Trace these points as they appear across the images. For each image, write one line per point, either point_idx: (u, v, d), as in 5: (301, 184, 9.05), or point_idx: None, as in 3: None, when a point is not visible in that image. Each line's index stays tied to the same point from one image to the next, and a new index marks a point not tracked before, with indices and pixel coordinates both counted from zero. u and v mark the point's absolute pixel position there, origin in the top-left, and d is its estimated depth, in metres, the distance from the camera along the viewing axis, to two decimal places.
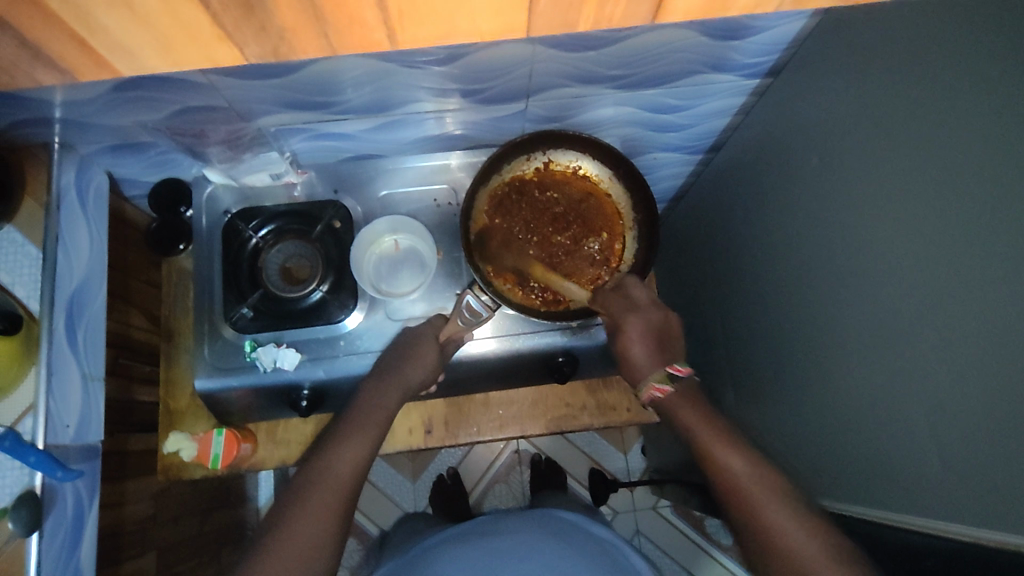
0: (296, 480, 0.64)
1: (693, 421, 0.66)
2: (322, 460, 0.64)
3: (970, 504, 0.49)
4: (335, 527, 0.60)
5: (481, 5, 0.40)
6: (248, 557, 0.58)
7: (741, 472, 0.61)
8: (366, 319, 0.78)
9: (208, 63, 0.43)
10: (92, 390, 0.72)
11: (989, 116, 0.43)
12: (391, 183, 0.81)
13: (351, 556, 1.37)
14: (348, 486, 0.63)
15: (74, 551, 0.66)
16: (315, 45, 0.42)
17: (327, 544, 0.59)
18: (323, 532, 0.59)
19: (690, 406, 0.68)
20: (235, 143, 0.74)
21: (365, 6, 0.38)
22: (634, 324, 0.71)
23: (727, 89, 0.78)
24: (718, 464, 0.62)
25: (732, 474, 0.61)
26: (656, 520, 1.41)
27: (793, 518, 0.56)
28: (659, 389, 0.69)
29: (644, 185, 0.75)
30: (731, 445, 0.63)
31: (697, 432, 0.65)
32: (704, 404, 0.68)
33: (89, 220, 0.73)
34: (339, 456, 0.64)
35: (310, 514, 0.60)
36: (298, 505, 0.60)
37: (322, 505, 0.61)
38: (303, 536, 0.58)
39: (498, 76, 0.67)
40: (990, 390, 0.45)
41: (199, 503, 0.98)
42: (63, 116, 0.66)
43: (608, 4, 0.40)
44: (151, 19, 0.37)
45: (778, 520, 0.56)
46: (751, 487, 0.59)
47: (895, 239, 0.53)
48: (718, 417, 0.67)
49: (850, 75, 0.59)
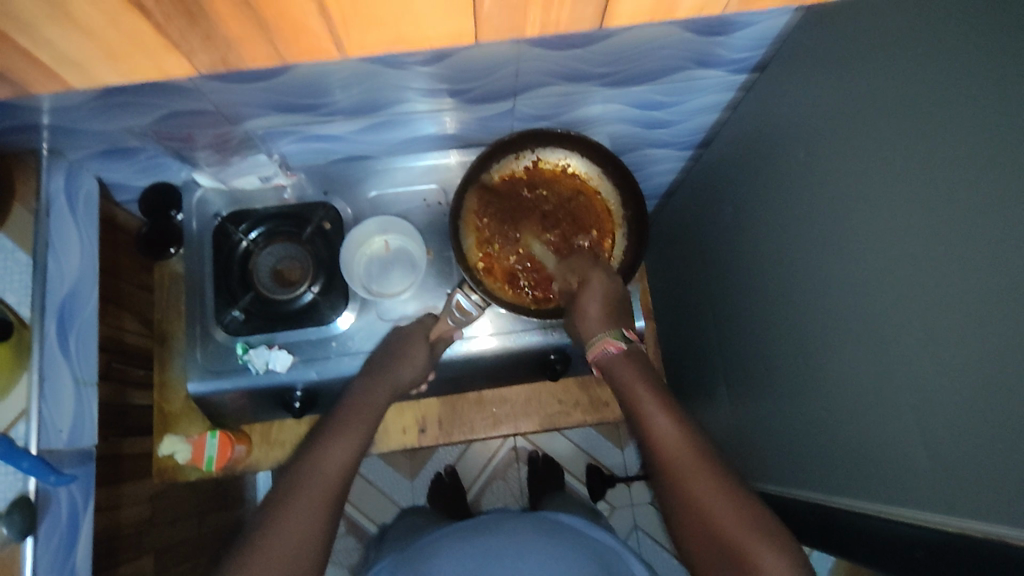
0: (286, 479, 0.64)
1: (635, 386, 0.68)
2: (311, 457, 0.65)
3: (959, 495, 0.49)
4: (323, 522, 0.61)
5: (427, 11, 0.40)
6: (237, 555, 0.57)
7: (676, 441, 0.63)
8: (357, 319, 0.78)
9: (159, 74, 0.43)
10: (84, 394, 0.72)
11: (974, 108, 0.44)
12: (381, 184, 0.81)
13: (350, 555, 1.37)
14: (339, 481, 0.64)
15: (69, 554, 0.66)
16: (264, 53, 0.42)
17: (314, 539, 0.59)
18: (310, 526, 0.60)
19: (635, 371, 0.69)
20: (223, 147, 0.74)
21: (309, 13, 0.38)
22: (597, 284, 0.72)
23: (715, 84, 0.78)
24: (650, 425, 0.65)
25: (667, 442, 0.63)
26: (654, 515, 1.41)
27: (716, 485, 0.60)
28: (614, 345, 0.70)
29: (633, 183, 0.75)
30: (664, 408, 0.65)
31: (633, 391, 0.67)
32: (645, 366, 0.70)
33: (78, 225, 0.74)
34: (328, 453, 0.65)
35: (299, 509, 0.60)
36: (290, 500, 0.61)
37: (313, 498, 0.61)
38: (292, 532, 0.59)
39: (484, 76, 0.68)
40: (976, 382, 0.45)
41: (196, 505, 0.98)
42: (51, 122, 0.66)
43: (552, 8, 0.41)
44: (95, 30, 0.37)
45: (702, 486, 0.60)
46: (684, 458, 0.62)
47: (882, 232, 0.53)
48: (658, 382, 0.69)
49: (834, 70, 0.59)
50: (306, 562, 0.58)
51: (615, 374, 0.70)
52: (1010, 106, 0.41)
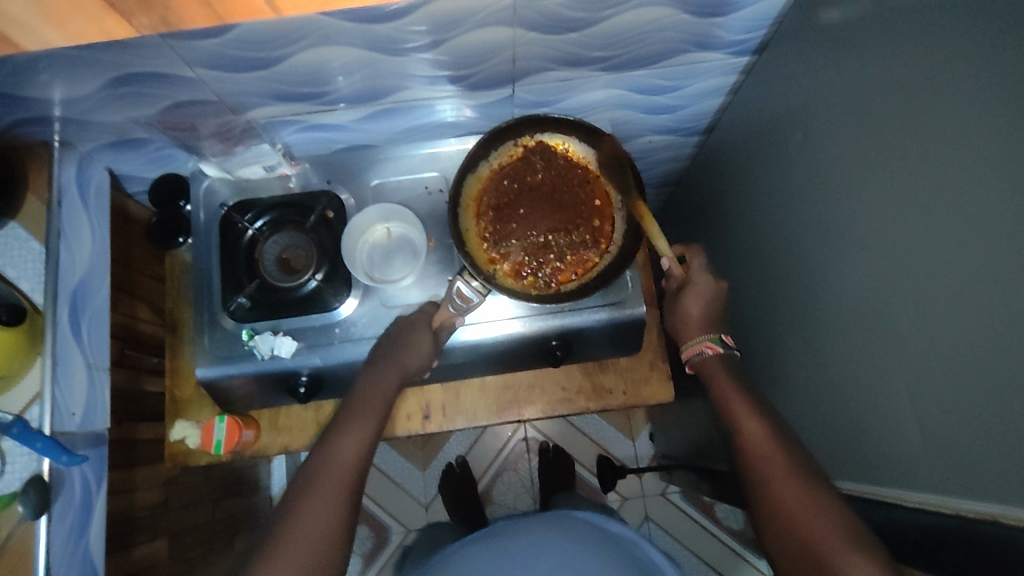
0: (299, 472, 0.66)
1: (731, 399, 0.70)
2: (324, 452, 0.66)
3: (953, 478, 0.49)
4: (342, 516, 0.62)
5: None
6: (260, 556, 0.59)
7: (771, 458, 0.63)
8: (361, 306, 0.79)
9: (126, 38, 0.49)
10: (96, 378, 0.75)
11: (973, 73, 0.42)
12: (383, 172, 0.82)
13: (362, 543, 1.39)
14: (353, 474, 0.65)
15: (83, 534, 0.68)
16: (202, 15, 0.50)
17: (331, 544, 0.60)
18: (330, 523, 0.61)
19: (741, 392, 0.71)
20: (227, 136, 0.75)
21: None
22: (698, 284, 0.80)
23: (717, 68, 0.77)
24: (744, 437, 0.67)
25: (759, 448, 0.65)
26: (665, 506, 1.41)
27: (813, 499, 0.58)
28: (711, 347, 0.76)
29: (630, 166, 0.74)
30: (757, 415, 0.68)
31: (730, 406, 0.70)
32: (739, 378, 0.73)
33: (90, 215, 0.76)
34: (340, 447, 0.67)
35: (316, 510, 0.61)
36: (305, 498, 0.62)
37: (327, 493, 0.63)
38: (311, 530, 0.60)
39: (482, 61, 0.68)
40: (971, 363, 0.45)
41: (210, 491, 1.00)
42: (62, 114, 0.68)
43: None
44: None
45: (798, 503, 0.59)
46: (777, 475, 0.62)
47: (884, 212, 0.52)
48: (750, 391, 0.72)
49: (834, 47, 0.57)
50: (325, 564, 0.59)
51: (711, 381, 0.74)
52: (1011, 70, 0.39)
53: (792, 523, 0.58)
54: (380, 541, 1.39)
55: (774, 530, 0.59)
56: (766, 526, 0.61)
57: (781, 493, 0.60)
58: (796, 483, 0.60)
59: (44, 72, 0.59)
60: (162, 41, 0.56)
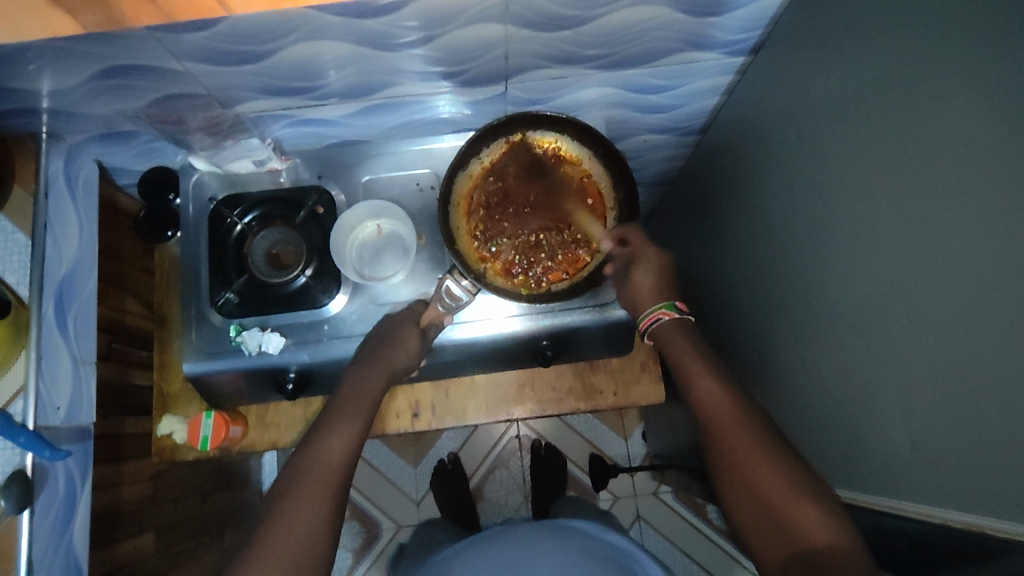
0: (284, 472, 0.65)
1: (686, 357, 0.70)
2: (308, 451, 0.66)
3: (941, 487, 0.49)
4: (328, 516, 0.62)
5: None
6: (241, 559, 0.58)
7: (728, 414, 0.64)
8: (350, 303, 0.78)
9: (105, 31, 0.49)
10: (82, 372, 0.74)
11: (970, 78, 0.42)
12: (374, 169, 0.81)
13: (353, 538, 1.38)
14: (338, 472, 0.65)
15: (66, 529, 0.68)
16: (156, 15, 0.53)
17: (318, 544, 0.60)
18: (315, 524, 0.60)
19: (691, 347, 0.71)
20: (216, 129, 0.74)
21: None
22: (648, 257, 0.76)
23: (712, 68, 0.76)
24: (702, 398, 0.66)
25: (715, 406, 0.65)
26: (656, 506, 1.41)
27: (767, 454, 0.59)
28: (667, 314, 0.74)
29: (623, 166, 0.73)
30: (712, 373, 0.67)
31: (686, 363, 0.69)
32: (694, 336, 0.73)
33: (78, 208, 0.76)
34: (325, 445, 0.66)
35: (300, 510, 0.61)
36: (289, 498, 0.62)
37: (312, 493, 0.62)
38: (295, 530, 0.59)
39: (475, 58, 0.67)
40: (960, 372, 0.45)
41: (198, 486, 1.00)
42: (50, 106, 0.67)
43: None
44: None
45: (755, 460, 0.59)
46: (733, 431, 0.62)
47: (877, 218, 0.52)
48: (705, 350, 0.71)
49: (830, 50, 0.57)
50: (311, 563, 0.59)
51: (667, 343, 0.73)
52: (1007, 77, 0.39)
53: (748, 476, 0.59)
54: (371, 537, 1.39)
55: (739, 495, 0.60)
56: (723, 481, 0.62)
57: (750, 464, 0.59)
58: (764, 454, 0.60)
59: (32, 63, 0.58)
60: (149, 33, 0.55)
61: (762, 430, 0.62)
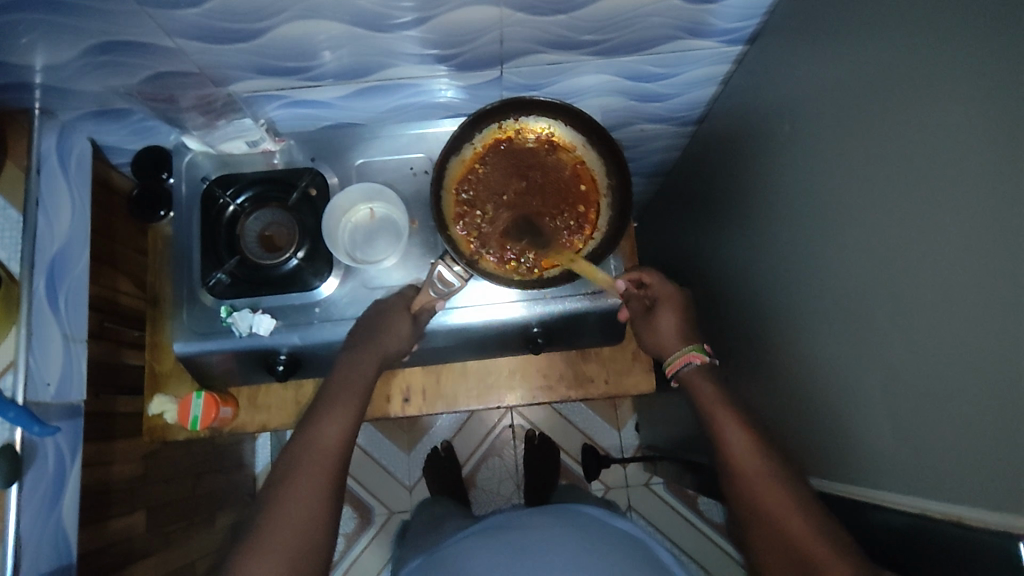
0: (281, 459, 0.66)
1: (709, 404, 0.70)
2: (305, 438, 0.67)
3: (921, 477, 0.49)
4: (327, 504, 0.63)
5: None
6: (240, 551, 0.59)
7: (749, 458, 0.65)
8: (341, 286, 0.78)
9: None
10: (73, 350, 0.74)
11: (963, 64, 0.41)
12: (368, 152, 0.81)
13: (346, 523, 1.39)
14: (336, 460, 0.66)
15: (56, 504, 0.68)
16: None
17: (318, 529, 0.61)
18: (314, 511, 0.62)
19: (715, 394, 0.71)
20: (208, 108, 0.74)
21: None
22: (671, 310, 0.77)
23: (709, 56, 0.75)
24: (724, 443, 0.67)
25: (737, 452, 0.65)
26: (649, 497, 1.41)
27: (796, 503, 0.60)
28: (697, 358, 0.74)
29: (615, 150, 0.72)
30: (735, 419, 0.68)
31: (709, 410, 0.70)
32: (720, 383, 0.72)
33: (70, 185, 0.75)
34: (320, 432, 0.67)
35: (299, 496, 0.62)
36: (289, 485, 0.63)
37: (313, 478, 0.64)
38: (296, 518, 0.61)
39: (468, 41, 0.66)
40: (944, 363, 0.45)
41: (191, 467, 1.01)
42: (43, 82, 0.66)
43: None
44: None
45: (782, 510, 0.60)
46: (758, 483, 0.63)
47: (868, 208, 0.52)
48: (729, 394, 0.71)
49: (827, 39, 0.56)
50: (315, 554, 0.60)
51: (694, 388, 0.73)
52: (1000, 65, 0.38)
53: (779, 528, 0.60)
54: (364, 522, 1.40)
55: (766, 541, 0.61)
56: (753, 532, 0.63)
57: (770, 502, 0.61)
58: (781, 490, 0.61)
59: (24, 35, 0.58)
60: (140, 8, 0.55)
61: (787, 477, 0.62)
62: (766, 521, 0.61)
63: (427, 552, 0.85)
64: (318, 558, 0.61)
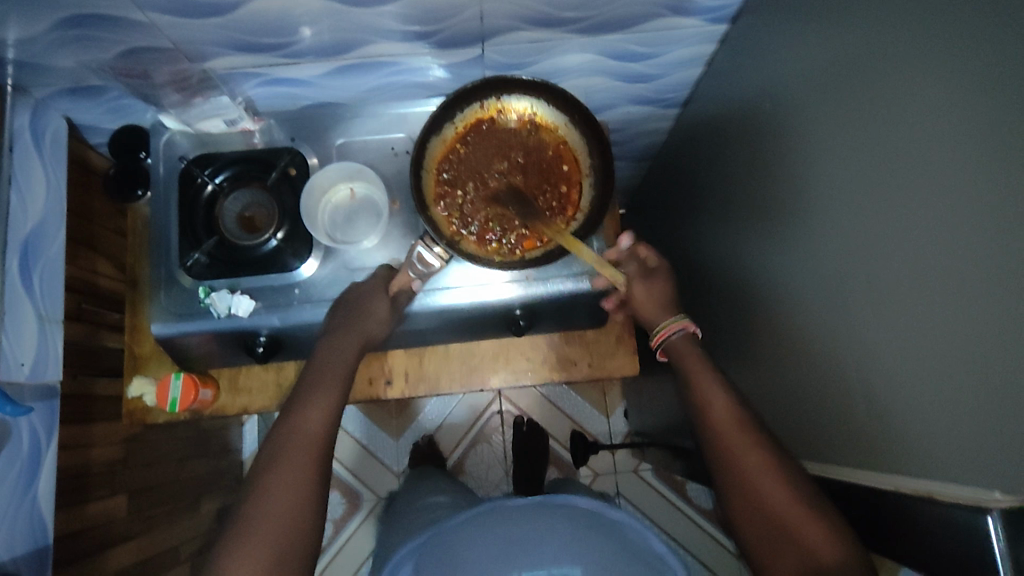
0: (267, 444, 0.65)
1: (693, 376, 0.68)
2: (291, 422, 0.66)
3: (898, 455, 0.49)
4: (314, 487, 0.62)
5: None
6: (228, 537, 0.59)
7: (732, 428, 0.63)
8: (321, 268, 0.78)
9: None
10: (48, 330, 0.74)
11: (944, 36, 0.41)
12: (348, 132, 0.81)
13: (334, 509, 1.39)
14: (321, 442, 0.65)
15: (32, 484, 0.68)
16: None
17: (303, 512, 0.60)
18: (299, 493, 0.61)
19: (701, 364, 0.69)
20: (184, 85, 0.73)
21: None
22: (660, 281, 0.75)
23: (694, 35, 0.74)
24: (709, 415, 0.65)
25: (721, 424, 0.64)
26: (637, 483, 1.41)
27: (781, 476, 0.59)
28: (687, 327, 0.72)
29: (597, 128, 0.72)
30: (719, 391, 0.66)
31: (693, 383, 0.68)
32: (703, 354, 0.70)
33: (44, 163, 0.74)
34: (305, 415, 0.66)
35: (283, 479, 0.61)
36: (273, 468, 0.62)
37: (298, 461, 0.63)
38: (281, 502, 0.60)
39: (447, 17, 0.65)
40: (923, 339, 0.44)
41: (174, 451, 1.00)
42: (15, 58, 0.65)
43: None
44: None
45: (767, 483, 0.59)
46: (744, 455, 0.61)
47: (852, 185, 0.51)
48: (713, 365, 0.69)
49: (811, 14, 0.55)
50: (301, 537, 0.60)
51: (680, 359, 0.71)
52: (981, 36, 0.38)
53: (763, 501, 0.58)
54: (352, 507, 1.39)
55: (751, 514, 0.59)
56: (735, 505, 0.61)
57: (755, 474, 0.60)
58: (766, 462, 0.60)
59: None
60: None
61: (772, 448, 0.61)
62: (751, 496, 0.59)
63: (411, 534, 0.85)
64: (307, 541, 0.60)
